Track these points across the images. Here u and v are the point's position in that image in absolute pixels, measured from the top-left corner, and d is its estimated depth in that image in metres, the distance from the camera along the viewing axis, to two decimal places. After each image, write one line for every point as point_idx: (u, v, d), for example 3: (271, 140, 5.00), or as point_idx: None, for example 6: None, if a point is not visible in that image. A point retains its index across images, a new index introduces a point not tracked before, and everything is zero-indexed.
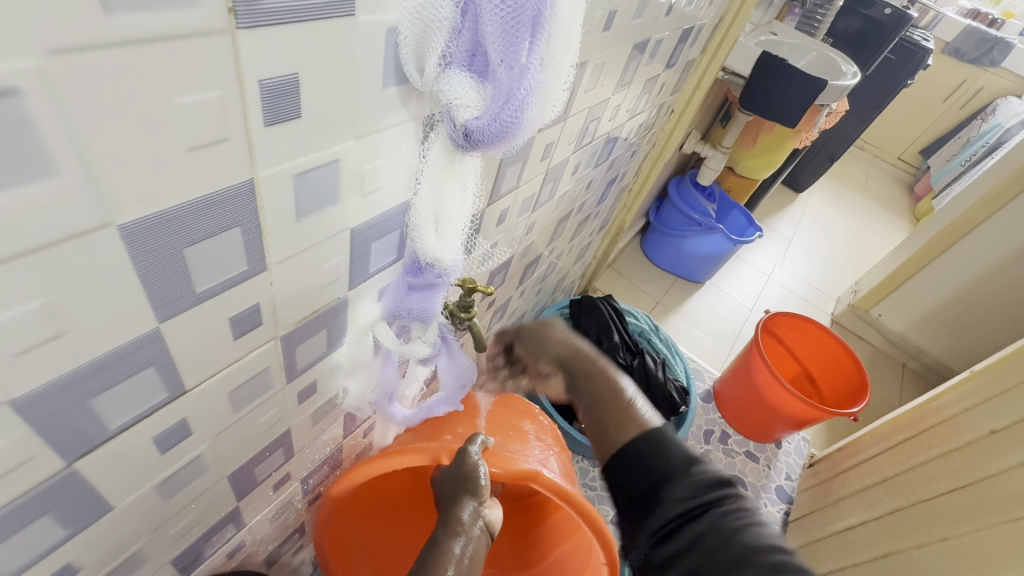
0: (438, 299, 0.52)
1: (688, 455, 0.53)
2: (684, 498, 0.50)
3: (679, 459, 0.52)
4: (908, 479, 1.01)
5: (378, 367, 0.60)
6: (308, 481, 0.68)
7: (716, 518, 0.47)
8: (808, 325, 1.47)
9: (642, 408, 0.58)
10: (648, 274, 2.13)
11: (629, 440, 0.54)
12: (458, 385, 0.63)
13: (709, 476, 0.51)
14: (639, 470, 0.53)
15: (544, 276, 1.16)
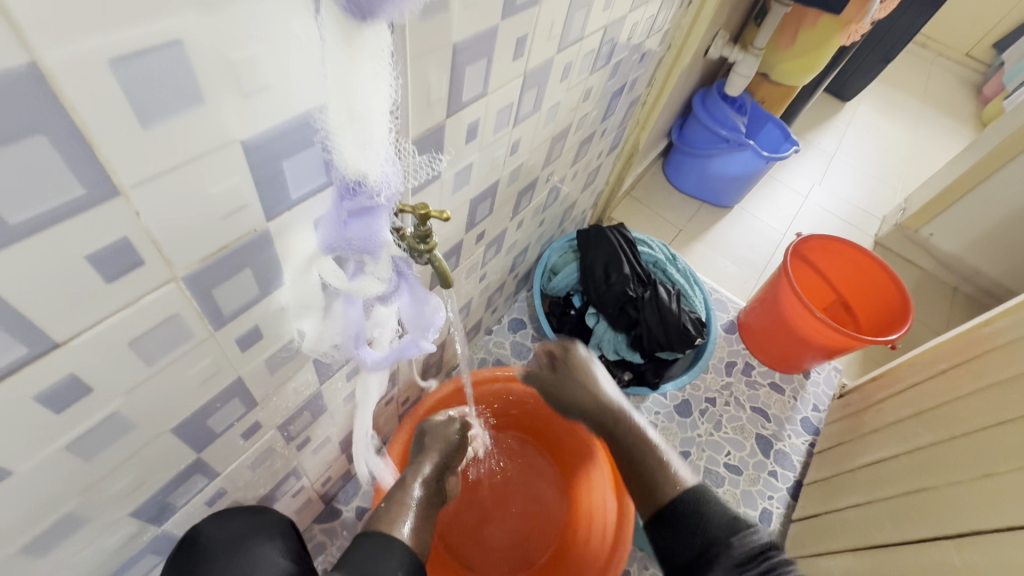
0: (383, 226, 0.44)
1: (730, 524, 0.63)
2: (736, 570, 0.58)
3: (720, 528, 0.63)
4: (952, 412, 0.92)
5: (337, 306, 0.53)
6: (288, 428, 0.66)
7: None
8: (845, 247, 1.33)
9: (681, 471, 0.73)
10: (670, 200, 1.98)
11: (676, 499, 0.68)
12: (427, 326, 0.57)
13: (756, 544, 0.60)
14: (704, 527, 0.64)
15: (547, 205, 1.07)
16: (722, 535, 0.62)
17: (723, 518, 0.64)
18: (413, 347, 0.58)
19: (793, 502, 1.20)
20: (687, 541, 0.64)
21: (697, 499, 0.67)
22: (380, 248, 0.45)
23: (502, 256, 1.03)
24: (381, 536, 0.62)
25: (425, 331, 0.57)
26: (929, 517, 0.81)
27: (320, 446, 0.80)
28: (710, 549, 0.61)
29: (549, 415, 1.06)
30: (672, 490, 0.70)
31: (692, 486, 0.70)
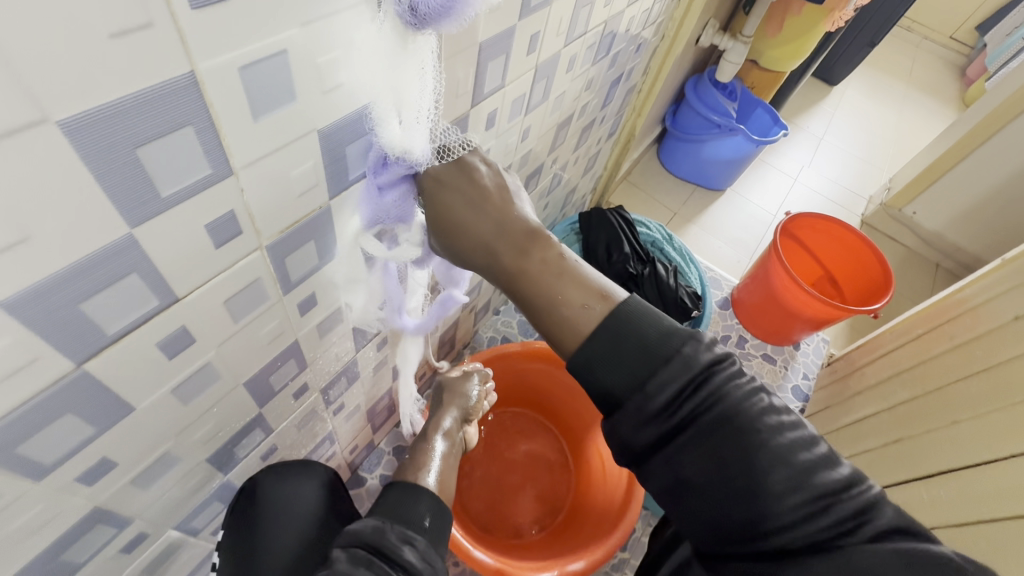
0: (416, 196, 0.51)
1: (656, 334, 0.47)
2: (656, 421, 0.46)
3: (639, 346, 0.46)
4: (926, 370, 1.00)
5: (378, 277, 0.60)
6: (328, 392, 0.73)
7: (709, 416, 0.46)
8: (832, 225, 1.41)
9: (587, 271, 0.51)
10: (665, 184, 2.05)
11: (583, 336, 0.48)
12: (457, 280, 0.63)
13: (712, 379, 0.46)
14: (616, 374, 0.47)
15: (550, 189, 1.14)
16: (640, 372, 0.46)
17: (651, 333, 0.47)
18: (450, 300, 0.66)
19: None
20: (594, 393, 0.49)
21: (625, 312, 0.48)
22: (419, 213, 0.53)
23: None
24: (405, 488, 0.69)
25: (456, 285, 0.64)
26: (907, 464, 0.90)
27: (352, 413, 0.88)
28: (621, 401, 0.47)
29: (553, 384, 1.15)
30: (592, 318, 0.49)
31: (616, 304, 0.49)
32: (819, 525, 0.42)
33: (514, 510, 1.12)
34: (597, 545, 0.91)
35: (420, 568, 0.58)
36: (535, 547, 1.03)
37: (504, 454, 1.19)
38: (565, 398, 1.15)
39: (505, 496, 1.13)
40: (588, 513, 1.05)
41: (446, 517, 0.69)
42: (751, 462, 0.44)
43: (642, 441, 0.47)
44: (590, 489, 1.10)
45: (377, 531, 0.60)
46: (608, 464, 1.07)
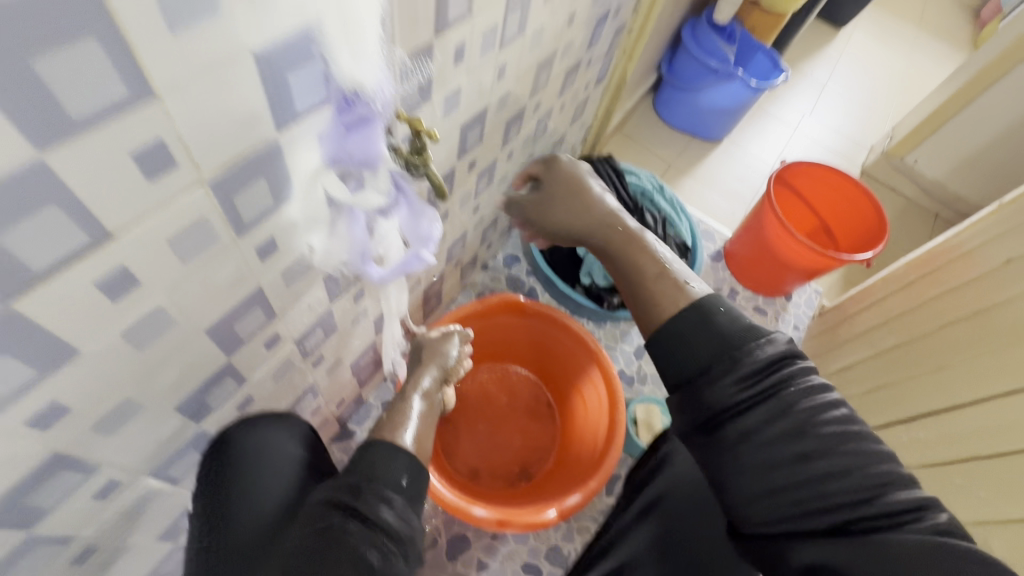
0: (380, 136, 0.49)
1: (738, 330, 0.59)
2: (738, 389, 0.55)
3: (721, 330, 0.60)
4: (915, 316, 0.99)
5: (341, 222, 0.56)
6: (304, 343, 0.72)
7: (784, 401, 0.53)
8: (828, 172, 1.37)
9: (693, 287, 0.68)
10: (660, 135, 1.99)
11: (681, 312, 0.63)
12: (425, 237, 0.61)
13: (767, 358, 0.56)
14: (688, 356, 0.60)
15: (535, 137, 1.10)
16: (709, 356, 0.59)
17: (731, 328, 0.59)
18: (416, 260, 0.61)
19: None
20: (675, 367, 0.61)
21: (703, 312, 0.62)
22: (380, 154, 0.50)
23: (494, 188, 1.06)
24: (385, 447, 0.67)
25: (425, 243, 0.61)
26: None
27: (334, 366, 0.88)
28: (692, 378, 0.59)
29: (532, 337, 1.14)
30: (679, 302, 0.65)
31: (705, 297, 0.64)
32: (862, 512, 0.48)
33: (502, 461, 1.14)
34: (581, 488, 0.93)
35: (398, 528, 0.60)
36: (523, 494, 1.05)
37: (487, 409, 1.20)
38: (544, 350, 1.15)
39: (492, 448, 1.15)
40: (572, 457, 1.07)
41: (425, 476, 0.68)
42: (827, 436, 0.51)
43: (725, 410, 0.55)
44: (574, 435, 1.11)
45: (353, 492, 0.61)
46: (589, 410, 1.08)
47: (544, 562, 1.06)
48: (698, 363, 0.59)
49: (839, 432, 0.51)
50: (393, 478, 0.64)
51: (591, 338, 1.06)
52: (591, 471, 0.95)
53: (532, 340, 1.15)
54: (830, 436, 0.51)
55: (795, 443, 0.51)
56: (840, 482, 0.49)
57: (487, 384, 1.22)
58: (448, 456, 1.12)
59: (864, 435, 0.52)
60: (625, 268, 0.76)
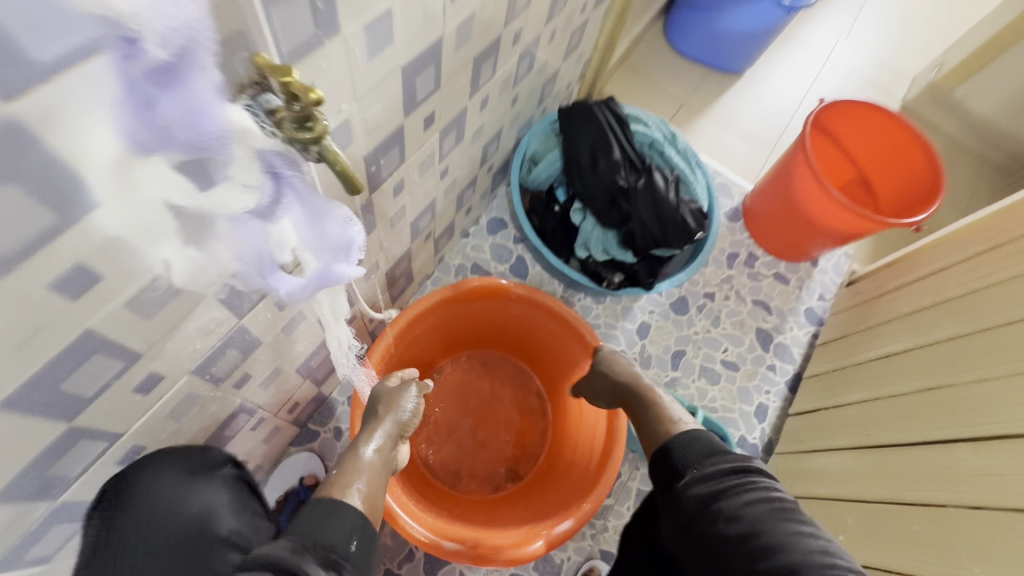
0: (210, 97, 0.29)
1: (711, 448, 0.66)
2: (701, 487, 0.62)
3: (699, 453, 0.65)
4: (980, 301, 0.82)
5: (207, 236, 0.37)
6: (209, 371, 0.55)
7: (732, 498, 0.59)
8: (876, 115, 1.13)
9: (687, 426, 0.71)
10: (671, 67, 1.71)
11: (669, 440, 0.69)
12: (343, 245, 0.43)
13: (726, 466, 0.63)
14: (675, 460, 0.66)
15: (518, 77, 0.86)
16: (682, 459, 0.66)
17: (703, 446, 0.66)
18: (335, 274, 0.45)
19: (791, 395, 1.16)
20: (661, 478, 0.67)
21: (687, 438, 0.68)
22: (217, 126, 0.30)
23: (466, 146, 0.85)
24: (326, 507, 0.56)
25: (343, 251, 0.43)
26: (944, 416, 0.74)
27: (270, 380, 0.72)
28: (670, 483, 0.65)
29: (515, 323, 0.98)
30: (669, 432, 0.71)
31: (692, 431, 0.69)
32: None
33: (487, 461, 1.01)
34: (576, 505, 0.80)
35: None
36: (511, 502, 0.93)
37: (467, 403, 1.05)
38: (530, 336, 0.99)
39: (474, 447, 1.02)
40: (566, 459, 0.94)
41: (374, 536, 0.57)
42: (760, 519, 0.56)
43: (694, 504, 0.61)
44: (568, 432, 0.98)
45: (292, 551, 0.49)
46: (584, 406, 0.94)
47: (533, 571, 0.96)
48: (677, 464, 0.66)
49: (769, 512, 0.56)
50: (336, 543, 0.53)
51: (585, 326, 0.91)
52: (588, 485, 0.82)
53: (516, 325, 0.99)
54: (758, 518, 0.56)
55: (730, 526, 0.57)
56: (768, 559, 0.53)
57: (465, 373, 1.07)
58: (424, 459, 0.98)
59: (797, 522, 0.56)
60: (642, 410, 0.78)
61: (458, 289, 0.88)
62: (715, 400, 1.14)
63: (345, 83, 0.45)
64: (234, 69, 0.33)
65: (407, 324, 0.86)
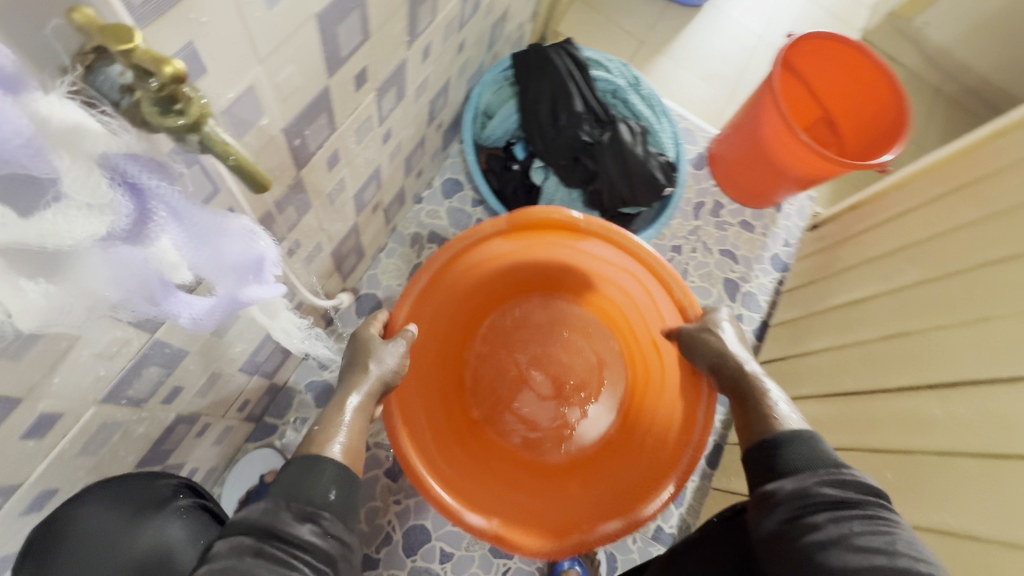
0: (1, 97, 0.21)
1: (833, 459, 0.55)
2: (814, 502, 0.51)
3: (823, 459, 0.55)
4: (948, 245, 0.81)
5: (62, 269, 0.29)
6: (125, 394, 0.47)
7: (843, 525, 0.49)
8: (843, 49, 1.08)
9: (788, 413, 0.63)
10: (628, 1, 1.59)
11: (779, 431, 0.60)
12: (249, 262, 0.37)
13: (858, 482, 0.52)
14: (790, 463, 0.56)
15: (463, 20, 0.76)
16: (798, 465, 0.55)
17: (827, 454, 0.56)
18: (240, 291, 0.38)
19: (757, 344, 1.17)
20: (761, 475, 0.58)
21: (795, 437, 0.58)
22: (9, 128, 0.21)
23: (409, 104, 0.75)
24: (302, 461, 0.49)
25: (249, 269, 0.38)
26: (911, 364, 0.75)
27: (208, 386, 0.64)
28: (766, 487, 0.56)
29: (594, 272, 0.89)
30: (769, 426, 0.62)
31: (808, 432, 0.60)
32: None
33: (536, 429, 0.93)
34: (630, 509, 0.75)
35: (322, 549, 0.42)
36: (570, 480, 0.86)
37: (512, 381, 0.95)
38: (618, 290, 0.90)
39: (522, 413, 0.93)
40: (637, 449, 0.86)
41: (356, 486, 0.50)
42: (872, 550, 0.46)
43: (797, 511, 0.51)
44: (641, 417, 0.89)
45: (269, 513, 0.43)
46: (670, 387, 0.85)
47: None
48: (786, 465, 0.56)
49: (881, 543, 0.46)
50: (314, 494, 0.46)
51: (679, 286, 0.82)
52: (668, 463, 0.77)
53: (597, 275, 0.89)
54: (853, 522, 0.48)
55: (816, 526, 0.50)
56: (863, 554, 0.46)
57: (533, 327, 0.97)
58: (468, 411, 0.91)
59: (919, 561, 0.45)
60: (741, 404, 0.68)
61: (523, 218, 0.80)
62: None
63: (240, 41, 0.36)
64: (51, 43, 0.25)
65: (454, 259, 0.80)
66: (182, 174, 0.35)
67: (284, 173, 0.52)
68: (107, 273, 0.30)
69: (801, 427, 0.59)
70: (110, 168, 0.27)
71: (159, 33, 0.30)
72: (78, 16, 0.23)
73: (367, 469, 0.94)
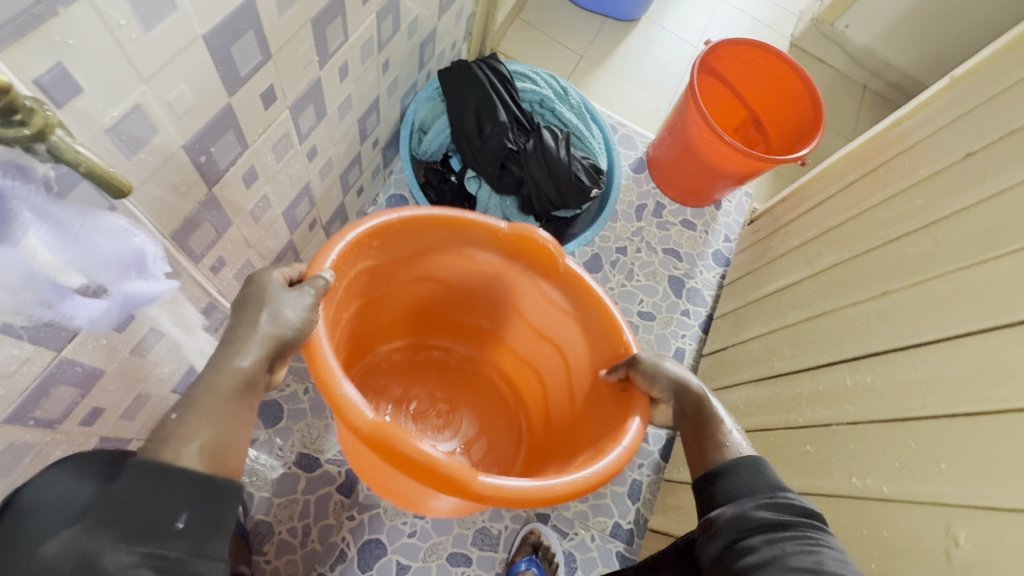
0: None
1: (774, 483, 0.54)
2: (750, 526, 0.50)
3: (764, 485, 0.53)
4: (856, 226, 0.86)
5: None
6: (32, 415, 0.48)
7: (778, 549, 0.47)
8: (758, 53, 1.15)
9: (739, 442, 0.60)
10: (567, 19, 1.66)
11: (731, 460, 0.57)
12: (129, 257, 0.38)
13: (795, 508, 0.50)
14: (733, 490, 0.54)
15: (382, 40, 0.79)
16: (740, 493, 0.53)
17: (769, 478, 0.54)
18: (130, 290, 0.39)
19: (704, 337, 1.20)
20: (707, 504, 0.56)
21: (748, 463, 0.56)
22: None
23: (334, 122, 0.78)
24: (142, 473, 0.41)
25: (133, 265, 0.39)
26: (828, 341, 0.78)
27: (136, 408, 0.64)
28: (709, 518, 0.54)
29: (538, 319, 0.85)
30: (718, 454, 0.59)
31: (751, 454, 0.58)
32: None
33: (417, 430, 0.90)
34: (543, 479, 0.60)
35: None
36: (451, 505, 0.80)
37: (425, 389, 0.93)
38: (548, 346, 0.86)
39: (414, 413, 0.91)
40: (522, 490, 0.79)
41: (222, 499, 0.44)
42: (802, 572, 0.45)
43: (734, 536, 0.50)
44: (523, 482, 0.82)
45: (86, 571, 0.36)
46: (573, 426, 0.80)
47: (471, 548, 0.96)
48: (726, 493, 0.54)
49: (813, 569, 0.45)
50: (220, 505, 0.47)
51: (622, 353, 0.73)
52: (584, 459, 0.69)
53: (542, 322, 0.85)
54: (788, 544, 0.47)
55: (753, 548, 0.49)
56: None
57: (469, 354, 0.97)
58: (367, 379, 0.91)
59: None
60: (695, 419, 0.64)
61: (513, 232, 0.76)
62: None
63: (117, 63, 0.38)
64: None
65: (429, 222, 0.75)
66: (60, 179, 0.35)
67: (192, 190, 0.54)
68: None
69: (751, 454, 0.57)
70: None
71: (23, 54, 0.32)
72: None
73: (318, 487, 0.94)
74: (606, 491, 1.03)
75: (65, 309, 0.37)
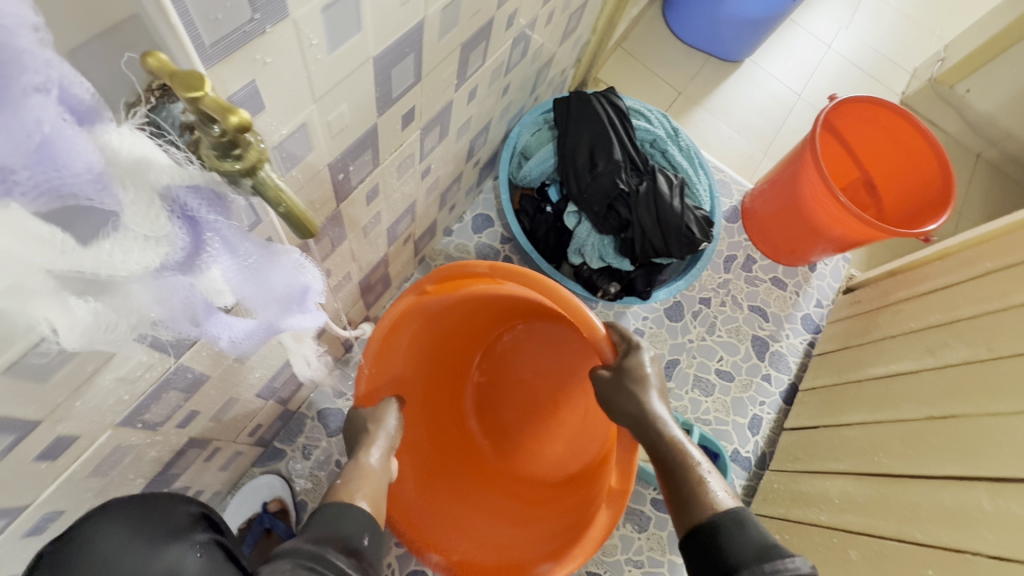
0: (74, 146, 0.20)
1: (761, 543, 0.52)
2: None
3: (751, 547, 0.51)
4: (998, 322, 0.78)
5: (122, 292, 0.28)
6: (143, 417, 0.47)
7: None
8: (886, 114, 1.07)
9: (711, 480, 0.58)
10: (669, 54, 1.62)
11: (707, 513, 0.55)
12: (294, 294, 0.35)
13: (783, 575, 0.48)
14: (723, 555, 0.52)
15: (510, 65, 0.77)
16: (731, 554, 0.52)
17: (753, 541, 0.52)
18: (283, 324, 0.37)
19: (785, 408, 1.11)
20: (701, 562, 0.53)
21: (735, 519, 0.54)
22: (81, 163, 0.20)
23: (450, 142, 0.76)
24: (333, 507, 0.54)
25: (296, 300, 0.36)
26: (956, 449, 0.71)
27: (223, 411, 0.63)
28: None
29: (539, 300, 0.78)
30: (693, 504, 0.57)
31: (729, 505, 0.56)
32: None
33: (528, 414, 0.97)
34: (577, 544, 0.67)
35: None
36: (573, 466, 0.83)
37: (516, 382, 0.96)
38: None
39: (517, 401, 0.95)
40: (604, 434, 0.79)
41: (384, 533, 0.55)
42: None
43: None
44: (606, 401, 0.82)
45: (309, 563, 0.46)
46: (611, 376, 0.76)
47: None
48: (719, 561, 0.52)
49: None
50: (352, 536, 0.51)
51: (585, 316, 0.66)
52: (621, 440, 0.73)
53: None
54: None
55: None
56: None
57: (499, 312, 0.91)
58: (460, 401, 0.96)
59: None
60: (659, 444, 0.63)
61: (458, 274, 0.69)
62: (709, 412, 1.08)
63: (299, 83, 0.36)
64: (125, 73, 0.24)
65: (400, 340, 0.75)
66: (243, 202, 0.33)
67: (323, 206, 0.52)
68: (158, 298, 0.30)
69: (735, 508, 0.55)
70: (169, 200, 0.25)
71: (225, 71, 0.30)
72: (151, 61, 0.22)
73: None
74: (664, 560, 0.96)
75: (215, 329, 0.35)
